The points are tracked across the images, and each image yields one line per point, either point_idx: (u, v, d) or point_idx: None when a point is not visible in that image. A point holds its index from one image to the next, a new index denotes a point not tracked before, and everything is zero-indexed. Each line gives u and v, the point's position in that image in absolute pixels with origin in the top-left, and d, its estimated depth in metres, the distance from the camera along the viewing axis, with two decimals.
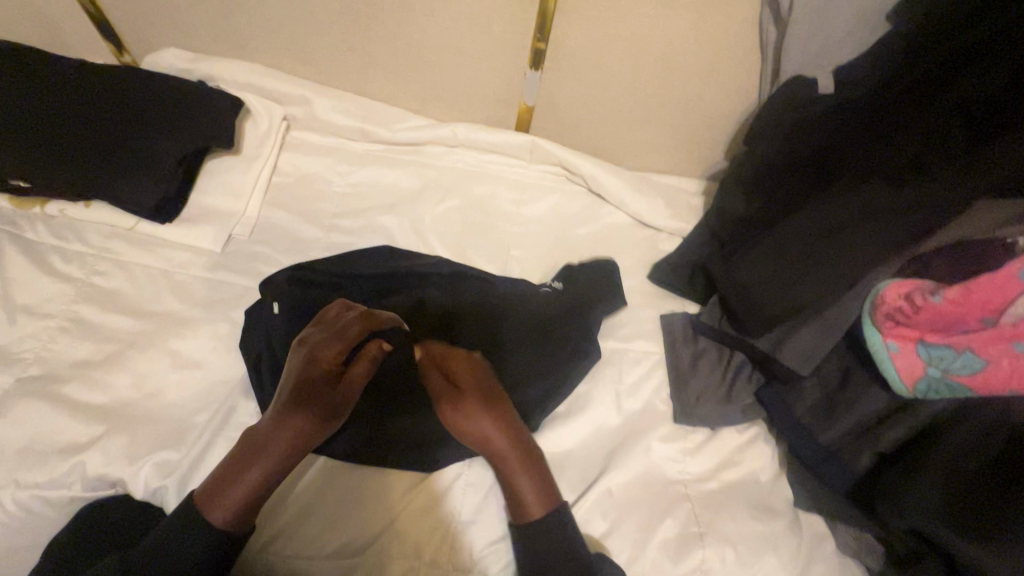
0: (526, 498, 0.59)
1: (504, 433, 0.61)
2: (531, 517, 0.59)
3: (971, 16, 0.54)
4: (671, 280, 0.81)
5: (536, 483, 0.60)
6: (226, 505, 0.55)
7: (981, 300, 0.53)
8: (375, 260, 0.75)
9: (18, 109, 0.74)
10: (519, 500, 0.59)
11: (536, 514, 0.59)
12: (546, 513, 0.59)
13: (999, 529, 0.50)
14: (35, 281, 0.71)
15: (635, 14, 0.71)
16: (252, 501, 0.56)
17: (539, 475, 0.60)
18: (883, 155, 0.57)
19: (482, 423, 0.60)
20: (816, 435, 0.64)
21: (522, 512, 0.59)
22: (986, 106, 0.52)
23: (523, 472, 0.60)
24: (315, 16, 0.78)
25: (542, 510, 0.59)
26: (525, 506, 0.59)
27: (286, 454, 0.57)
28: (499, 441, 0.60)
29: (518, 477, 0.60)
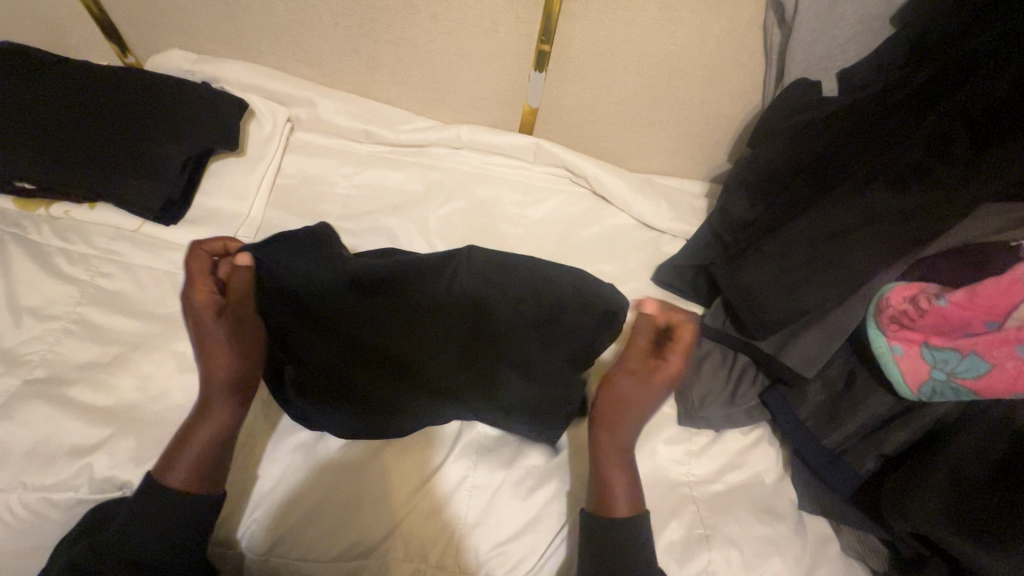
0: (611, 496, 0.60)
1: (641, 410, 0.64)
2: (616, 516, 0.59)
3: (971, 25, 0.56)
4: (678, 283, 0.81)
5: (625, 481, 0.61)
6: (177, 467, 0.58)
7: (986, 304, 0.53)
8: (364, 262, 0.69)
9: (23, 110, 0.74)
10: (612, 496, 0.60)
11: (623, 513, 0.59)
12: (632, 515, 0.59)
13: (999, 533, 0.50)
14: (40, 282, 0.71)
15: (639, 17, 0.71)
16: (204, 457, 0.59)
17: (629, 471, 0.62)
18: (885, 159, 0.58)
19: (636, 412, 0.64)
20: (821, 438, 0.64)
21: (609, 509, 0.60)
22: (988, 111, 0.52)
23: (616, 463, 0.62)
24: (320, 18, 0.78)
25: (629, 510, 0.60)
26: (614, 502, 0.60)
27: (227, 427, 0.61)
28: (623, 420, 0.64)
29: (612, 470, 0.61)
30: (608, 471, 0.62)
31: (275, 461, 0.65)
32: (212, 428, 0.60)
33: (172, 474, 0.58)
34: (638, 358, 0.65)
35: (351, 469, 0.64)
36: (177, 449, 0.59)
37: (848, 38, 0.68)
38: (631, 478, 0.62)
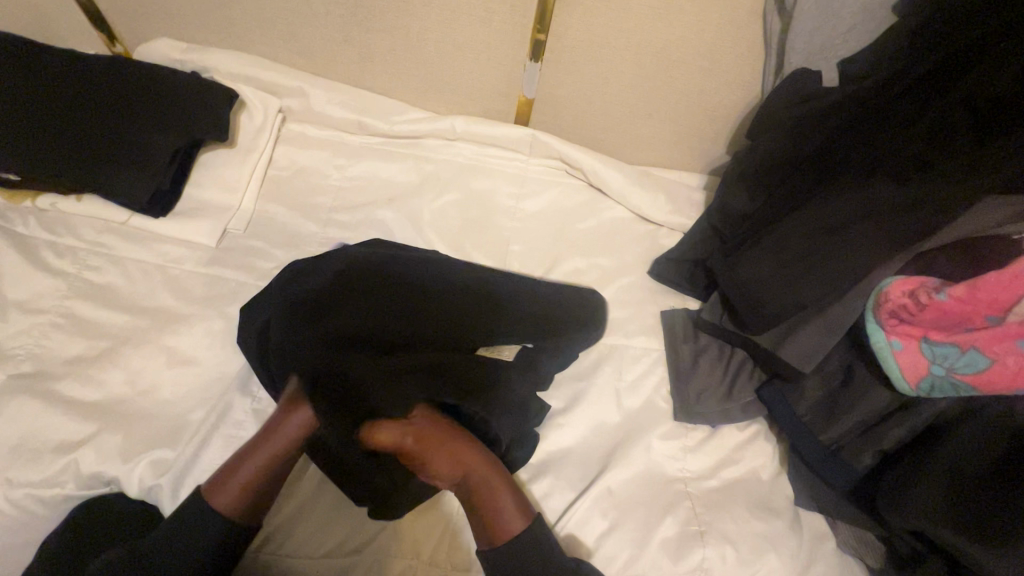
0: (507, 516, 0.57)
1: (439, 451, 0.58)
2: (514, 532, 0.56)
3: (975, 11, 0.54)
4: (675, 277, 0.80)
5: (512, 499, 0.58)
6: (229, 490, 0.56)
7: (987, 298, 0.52)
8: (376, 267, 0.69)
9: (8, 100, 0.73)
10: (501, 519, 0.57)
11: (521, 528, 0.56)
12: (530, 526, 0.57)
13: (999, 532, 0.49)
14: (26, 276, 0.69)
15: (636, 6, 0.70)
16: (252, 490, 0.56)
17: (512, 488, 0.59)
18: (885, 151, 0.57)
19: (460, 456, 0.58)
20: (817, 433, 0.63)
21: (503, 531, 0.56)
22: (993, 99, 0.50)
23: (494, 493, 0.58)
24: (310, 6, 0.77)
25: (523, 522, 0.57)
26: (505, 524, 0.57)
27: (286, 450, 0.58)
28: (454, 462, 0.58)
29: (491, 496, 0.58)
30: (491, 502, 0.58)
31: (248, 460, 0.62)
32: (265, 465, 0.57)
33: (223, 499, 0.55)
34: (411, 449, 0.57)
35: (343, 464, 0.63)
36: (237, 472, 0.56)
37: (848, 27, 0.67)
38: (516, 493, 0.59)
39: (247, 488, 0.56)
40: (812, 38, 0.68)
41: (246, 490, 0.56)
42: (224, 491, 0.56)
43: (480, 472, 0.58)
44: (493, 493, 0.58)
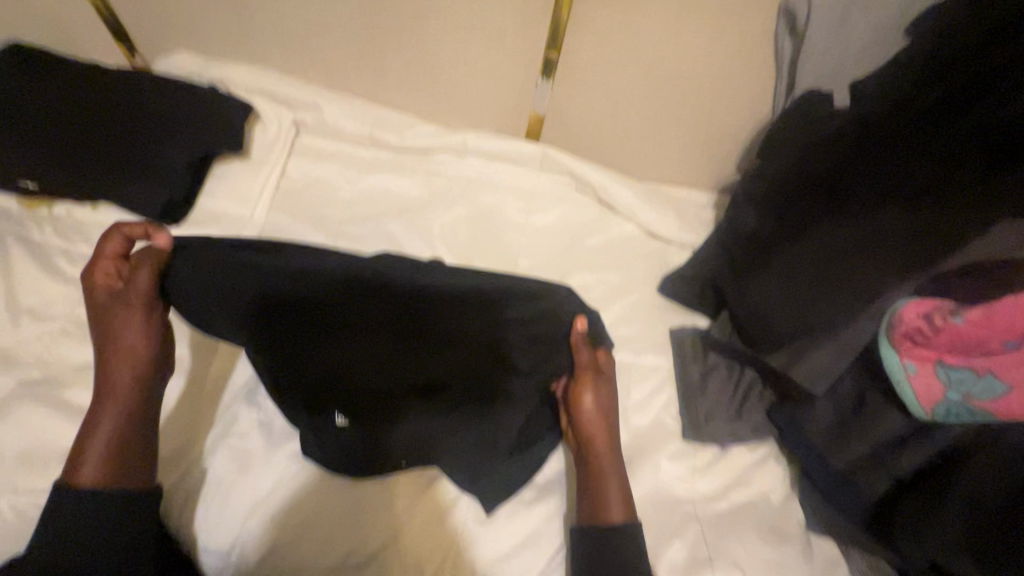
0: (609, 503, 0.59)
1: (591, 416, 0.62)
2: (612, 524, 0.58)
3: (991, 31, 0.52)
4: (684, 294, 0.80)
5: (621, 493, 0.59)
6: (90, 461, 0.55)
7: (1003, 323, 0.50)
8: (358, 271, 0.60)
9: (34, 111, 0.74)
10: (604, 502, 0.59)
11: (618, 521, 0.58)
12: (626, 522, 0.58)
13: (1018, 566, 0.47)
14: (39, 282, 0.70)
15: (650, 24, 0.70)
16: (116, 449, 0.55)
17: (624, 481, 0.60)
18: (900, 174, 0.56)
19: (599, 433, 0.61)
20: (830, 458, 0.61)
21: (604, 514, 0.58)
22: (1007, 127, 0.49)
23: (613, 471, 0.60)
24: (326, 22, 0.78)
25: (623, 517, 0.58)
26: (604, 510, 0.58)
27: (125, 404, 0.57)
28: (594, 429, 0.62)
29: (606, 474, 0.60)
30: (604, 481, 0.60)
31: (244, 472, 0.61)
32: (110, 428, 0.56)
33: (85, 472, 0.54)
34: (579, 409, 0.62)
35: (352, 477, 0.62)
36: (89, 442, 0.55)
37: (861, 48, 0.68)
38: (625, 484, 0.60)
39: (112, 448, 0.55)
40: (822, 61, 0.69)
41: (101, 449, 0.55)
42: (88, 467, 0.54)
43: (606, 446, 0.61)
44: (609, 476, 0.60)
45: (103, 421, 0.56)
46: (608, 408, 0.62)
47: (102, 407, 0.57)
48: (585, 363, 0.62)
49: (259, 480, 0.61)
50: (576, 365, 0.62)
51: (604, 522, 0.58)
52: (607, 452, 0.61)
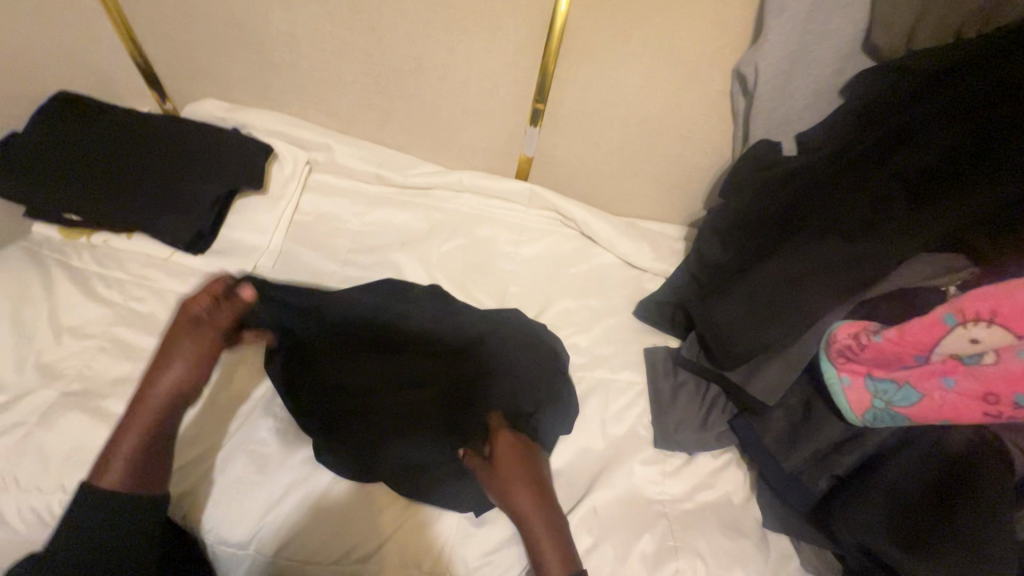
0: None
1: (526, 495, 0.66)
2: None
3: (909, 97, 0.66)
4: (658, 318, 0.89)
5: (558, 543, 0.63)
6: (109, 469, 0.61)
7: (913, 340, 0.60)
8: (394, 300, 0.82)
9: (82, 152, 0.85)
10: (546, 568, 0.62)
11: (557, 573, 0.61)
12: None
13: (931, 543, 0.57)
14: (79, 303, 0.78)
15: (621, 82, 0.82)
16: (143, 450, 0.63)
17: (568, 547, 0.64)
18: (838, 211, 0.67)
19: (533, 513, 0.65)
20: (782, 461, 0.69)
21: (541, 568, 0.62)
22: (921, 174, 0.61)
23: (549, 542, 0.63)
24: (340, 75, 0.90)
25: None
26: None
27: (147, 426, 0.65)
28: (526, 506, 0.65)
29: (545, 543, 0.63)
30: (544, 550, 0.63)
31: (256, 474, 0.68)
32: (138, 434, 0.64)
33: (105, 476, 0.61)
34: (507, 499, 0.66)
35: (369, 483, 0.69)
36: (110, 448, 0.63)
37: (803, 107, 0.78)
38: (568, 550, 0.63)
39: (128, 458, 0.62)
40: (771, 116, 0.79)
41: (121, 454, 0.62)
42: (108, 475, 0.61)
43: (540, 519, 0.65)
44: (545, 547, 0.63)
45: (132, 427, 0.64)
46: (540, 492, 0.67)
47: (137, 410, 0.65)
48: (488, 469, 0.68)
49: (273, 480, 0.68)
50: (496, 459, 0.68)
51: None
52: (535, 512, 0.65)
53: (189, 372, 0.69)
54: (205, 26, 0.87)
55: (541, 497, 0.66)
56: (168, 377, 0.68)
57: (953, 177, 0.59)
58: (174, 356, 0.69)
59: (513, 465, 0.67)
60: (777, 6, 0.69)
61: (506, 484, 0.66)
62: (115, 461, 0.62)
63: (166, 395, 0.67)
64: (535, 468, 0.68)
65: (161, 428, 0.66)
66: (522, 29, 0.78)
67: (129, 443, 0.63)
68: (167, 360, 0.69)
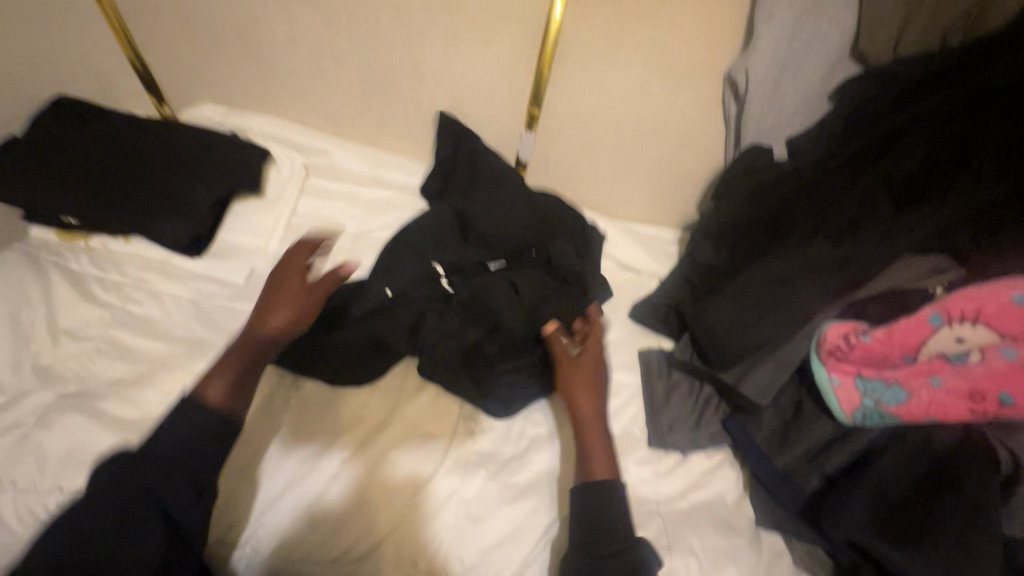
0: (596, 465, 0.70)
1: (584, 388, 0.77)
2: (598, 480, 0.69)
3: (894, 106, 0.68)
4: (652, 319, 0.89)
5: (604, 442, 0.73)
6: (220, 384, 0.63)
7: (901, 339, 0.61)
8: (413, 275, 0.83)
9: (82, 156, 0.85)
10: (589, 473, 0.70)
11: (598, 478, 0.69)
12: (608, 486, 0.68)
13: (916, 538, 0.59)
14: (77, 306, 0.78)
15: (615, 87, 0.83)
16: (238, 385, 0.64)
17: (605, 444, 0.73)
18: (827, 214, 0.68)
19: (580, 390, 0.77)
20: (774, 460, 0.71)
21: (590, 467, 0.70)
22: (907, 177, 0.63)
23: (599, 451, 0.71)
24: (339, 81, 0.91)
25: (605, 475, 0.69)
26: (592, 470, 0.70)
27: (289, 322, 0.69)
28: (579, 391, 0.77)
29: (592, 446, 0.72)
30: (590, 439, 0.73)
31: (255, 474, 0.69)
32: (262, 349, 0.68)
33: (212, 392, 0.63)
34: (562, 369, 0.79)
35: (369, 466, 0.71)
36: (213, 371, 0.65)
37: (793, 112, 0.80)
38: (608, 455, 0.72)
39: (231, 385, 0.64)
40: (762, 121, 0.80)
41: (230, 380, 0.64)
42: (211, 390, 0.63)
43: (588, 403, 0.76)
44: (593, 443, 0.72)
45: (284, 302, 0.70)
46: (593, 372, 0.79)
47: (257, 329, 0.68)
48: (568, 359, 0.80)
49: (271, 481, 0.68)
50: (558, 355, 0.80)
51: (590, 480, 0.69)
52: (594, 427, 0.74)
53: (280, 335, 0.69)
54: (204, 32, 0.88)
55: (598, 371, 0.80)
56: (281, 317, 0.69)
57: (935, 182, 0.62)
58: (281, 301, 0.70)
59: (588, 350, 0.81)
60: (768, 13, 0.71)
61: (569, 392, 0.77)
62: (235, 360, 0.66)
63: (266, 335, 0.68)
64: (601, 394, 0.78)
65: (262, 359, 0.68)
66: (517, 35, 0.79)
67: (284, 317, 0.68)
68: (269, 313, 0.69)
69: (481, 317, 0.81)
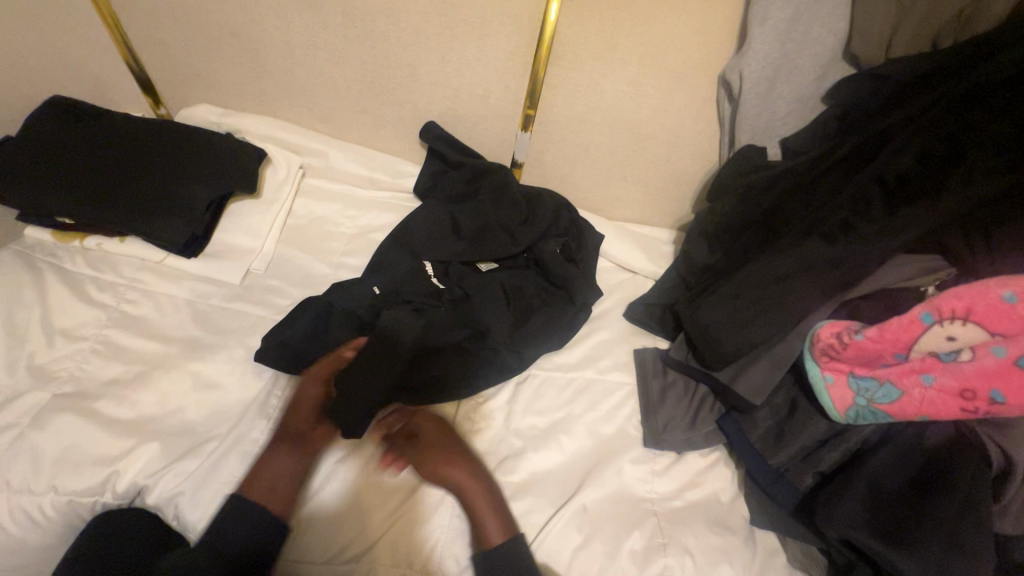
0: (489, 526, 0.66)
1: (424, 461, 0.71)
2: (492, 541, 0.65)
3: (890, 102, 0.68)
4: (648, 319, 0.90)
5: (500, 518, 0.67)
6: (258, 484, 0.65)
7: (892, 338, 0.62)
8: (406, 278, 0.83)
9: (76, 156, 0.85)
10: (484, 529, 0.66)
11: (498, 542, 0.65)
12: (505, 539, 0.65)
13: (908, 536, 0.59)
14: (72, 306, 0.78)
15: (610, 88, 0.84)
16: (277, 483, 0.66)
17: (500, 508, 0.68)
18: (822, 215, 0.69)
19: (455, 469, 0.70)
20: (767, 458, 0.71)
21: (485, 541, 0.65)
22: (899, 177, 0.63)
23: (489, 509, 0.67)
24: (334, 82, 0.91)
25: (503, 536, 0.65)
26: (487, 533, 0.65)
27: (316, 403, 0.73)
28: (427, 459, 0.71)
29: (483, 515, 0.67)
30: (483, 516, 0.67)
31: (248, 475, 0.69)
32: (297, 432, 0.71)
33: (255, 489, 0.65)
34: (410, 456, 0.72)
35: (367, 464, 0.71)
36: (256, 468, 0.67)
37: (787, 112, 0.80)
38: (504, 511, 0.68)
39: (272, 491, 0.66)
40: (756, 121, 0.80)
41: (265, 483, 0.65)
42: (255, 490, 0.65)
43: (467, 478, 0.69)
44: (482, 510, 0.67)
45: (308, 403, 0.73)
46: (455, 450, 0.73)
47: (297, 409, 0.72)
48: (356, 437, 0.73)
49: None
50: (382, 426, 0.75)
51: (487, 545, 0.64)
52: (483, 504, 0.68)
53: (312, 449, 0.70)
54: (200, 33, 0.88)
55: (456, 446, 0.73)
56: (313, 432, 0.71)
57: (930, 181, 0.62)
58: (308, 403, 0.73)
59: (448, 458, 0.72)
60: (760, 15, 0.71)
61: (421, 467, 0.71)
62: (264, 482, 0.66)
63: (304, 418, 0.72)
64: (490, 487, 0.70)
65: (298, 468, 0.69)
66: (512, 36, 0.80)
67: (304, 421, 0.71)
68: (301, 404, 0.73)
69: (470, 322, 0.81)
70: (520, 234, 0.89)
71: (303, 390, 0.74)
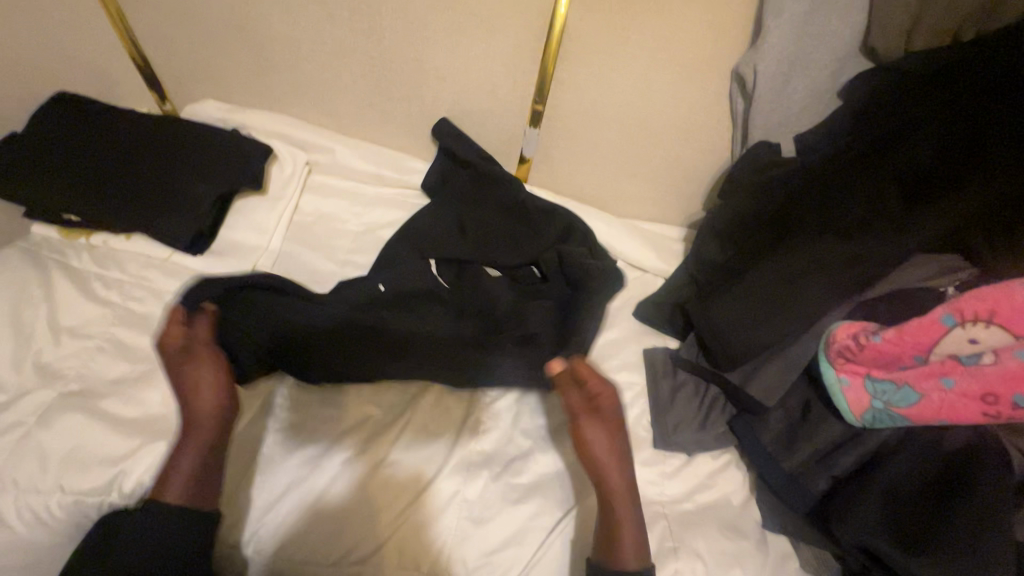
0: (623, 538, 0.63)
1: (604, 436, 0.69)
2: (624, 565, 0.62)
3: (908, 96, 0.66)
4: (657, 318, 0.88)
5: (631, 526, 0.64)
6: (176, 482, 0.62)
7: (912, 340, 0.60)
8: (411, 279, 0.82)
9: (81, 153, 0.85)
10: (619, 547, 0.63)
11: (631, 570, 0.62)
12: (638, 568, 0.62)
13: (926, 542, 0.58)
14: (79, 304, 0.78)
15: (621, 83, 0.82)
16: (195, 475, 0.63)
17: (638, 528, 0.65)
18: (838, 211, 0.66)
19: (613, 470, 0.67)
20: (781, 460, 0.70)
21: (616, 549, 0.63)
22: (917, 175, 0.63)
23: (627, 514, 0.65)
24: (341, 78, 0.90)
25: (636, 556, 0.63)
26: (620, 555, 0.62)
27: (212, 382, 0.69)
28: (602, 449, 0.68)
29: (621, 529, 0.64)
30: (621, 518, 0.65)
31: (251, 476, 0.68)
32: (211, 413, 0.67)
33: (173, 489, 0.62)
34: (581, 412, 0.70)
35: (373, 464, 0.70)
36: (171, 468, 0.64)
37: (801, 108, 0.78)
38: (637, 527, 0.65)
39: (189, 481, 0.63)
40: (770, 117, 0.78)
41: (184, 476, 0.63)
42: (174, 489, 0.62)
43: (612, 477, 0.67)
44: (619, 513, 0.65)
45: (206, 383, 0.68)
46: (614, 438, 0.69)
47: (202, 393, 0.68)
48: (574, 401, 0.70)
49: (272, 482, 0.68)
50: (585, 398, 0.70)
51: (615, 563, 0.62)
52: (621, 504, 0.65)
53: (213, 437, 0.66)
54: (205, 28, 0.87)
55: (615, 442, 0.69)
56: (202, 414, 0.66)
57: (948, 179, 0.61)
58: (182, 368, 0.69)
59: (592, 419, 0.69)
60: (777, 7, 0.69)
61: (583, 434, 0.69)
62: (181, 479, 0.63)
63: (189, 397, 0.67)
64: (628, 466, 0.69)
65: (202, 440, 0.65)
66: (522, 30, 0.78)
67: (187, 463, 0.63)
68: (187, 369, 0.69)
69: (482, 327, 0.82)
70: (526, 245, 0.88)
71: (197, 371, 0.69)
